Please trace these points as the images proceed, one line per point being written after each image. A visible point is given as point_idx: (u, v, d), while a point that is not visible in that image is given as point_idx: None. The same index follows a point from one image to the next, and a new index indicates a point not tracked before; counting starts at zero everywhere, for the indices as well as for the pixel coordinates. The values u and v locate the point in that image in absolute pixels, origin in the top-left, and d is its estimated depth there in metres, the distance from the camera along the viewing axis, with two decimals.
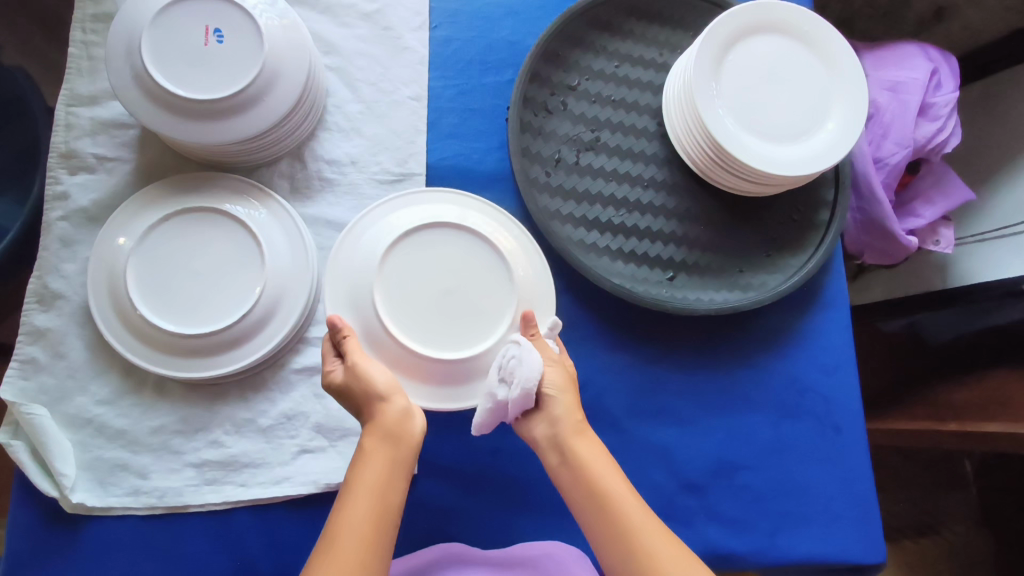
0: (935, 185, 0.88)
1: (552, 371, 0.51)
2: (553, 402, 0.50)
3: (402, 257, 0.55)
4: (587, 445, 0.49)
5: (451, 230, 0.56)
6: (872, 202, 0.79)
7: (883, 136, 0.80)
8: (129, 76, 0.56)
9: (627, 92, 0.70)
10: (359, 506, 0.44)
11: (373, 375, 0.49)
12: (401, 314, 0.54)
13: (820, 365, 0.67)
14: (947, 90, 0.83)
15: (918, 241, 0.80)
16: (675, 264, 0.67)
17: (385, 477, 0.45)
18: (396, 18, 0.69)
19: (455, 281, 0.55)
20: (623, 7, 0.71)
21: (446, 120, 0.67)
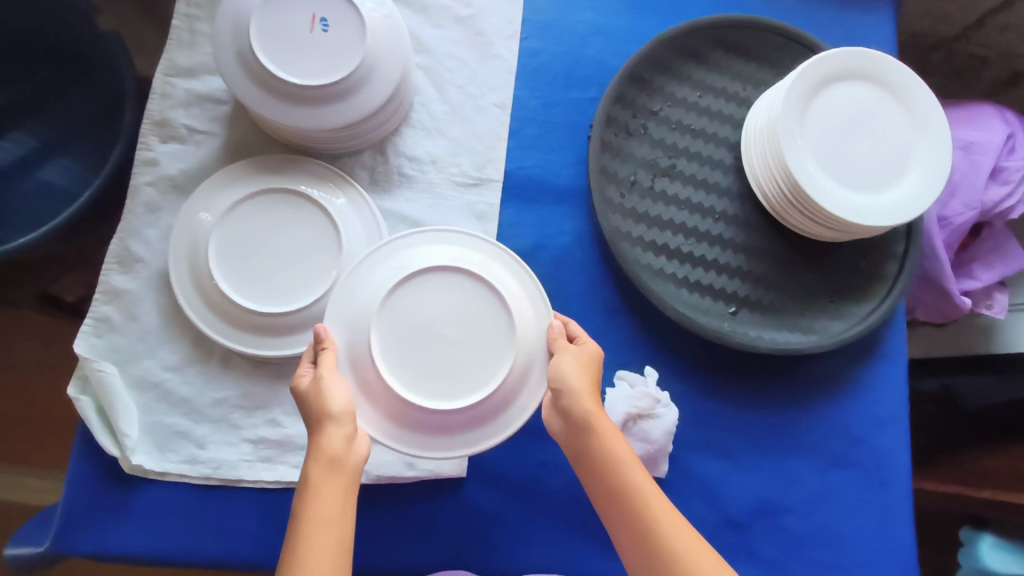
0: (996, 250, 0.87)
1: (563, 361, 0.51)
2: (568, 395, 0.50)
3: (392, 309, 0.53)
4: (616, 443, 0.48)
5: (442, 275, 0.54)
6: (933, 261, 0.78)
7: (950, 195, 0.80)
8: (233, 54, 0.57)
9: (707, 122, 0.71)
10: (323, 528, 0.42)
11: (328, 396, 0.48)
12: (401, 370, 0.52)
13: (873, 417, 0.67)
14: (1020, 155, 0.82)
15: (974, 302, 0.79)
16: (738, 298, 0.67)
17: (339, 506, 0.44)
18: (490, 24, 0.70)
19: (450, 327, 0.54)
20: (714, 39, 0.72)
21: (527, 130, 0.68)
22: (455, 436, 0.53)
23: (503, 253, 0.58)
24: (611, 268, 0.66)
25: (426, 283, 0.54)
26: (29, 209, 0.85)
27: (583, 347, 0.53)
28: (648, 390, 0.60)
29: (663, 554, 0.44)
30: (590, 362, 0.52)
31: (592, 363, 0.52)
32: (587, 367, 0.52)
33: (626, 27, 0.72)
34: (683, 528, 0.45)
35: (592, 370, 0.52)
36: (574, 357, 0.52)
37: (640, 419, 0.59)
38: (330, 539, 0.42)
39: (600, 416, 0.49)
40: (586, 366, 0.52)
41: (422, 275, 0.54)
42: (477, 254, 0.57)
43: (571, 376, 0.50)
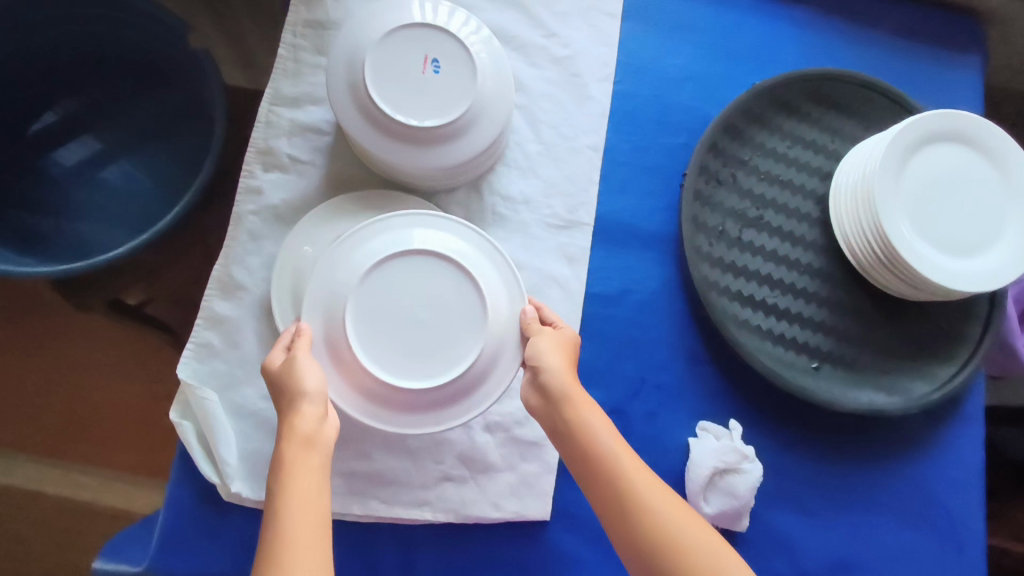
0: None
1: (541, 343, 0.54)
2: (545, 373, 0.53)
3: (367, 295, 0.54)
4: (593, 416, 0.51)
5: (415, 259, 0.55)
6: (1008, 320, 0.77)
7: None
8: (347, 90, 0.58)
9: (795, 173, 0.71)
10: (306, 491, 0.44)
11: (304, 375, 0.50)
12: (380, 354, 0.53)
13: (949, 479, 0.67)
14: None
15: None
16: (820, 353, 0.67)
17: (315, 475, 0.45)
18: (585, 66, 0.70)
19: (427, 312, 0.54)
20: (805, 91, 0.72)
21: (618, 174, 0.69)
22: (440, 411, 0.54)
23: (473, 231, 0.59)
24: (696, 317, 0.66)
25: (398, 267, 0.55)
26: (125, 218, 0.90)
27: (559, 331, 0.56)
28: (735, 444, 0.61)
29: (643, 516, 0.47)
30: (566, 347, 0.55)
31: (566, 345, 0.55)
32: (564, 349, 0.55)
33: (718, 74, 0.73)
34: (659, 490, 0.48)
35: (568, 352, 0.55)
36: (550, 340, 0.55)
37: (727, 473, 0.60)
38: (309, 505, 0.44)
39: (576, 391, 0.52)
40: (563, 348, 0.55)
41: (396, 261, 0.54)
42: (451, 234, 0.58)
43: (549, 355, 0.54)
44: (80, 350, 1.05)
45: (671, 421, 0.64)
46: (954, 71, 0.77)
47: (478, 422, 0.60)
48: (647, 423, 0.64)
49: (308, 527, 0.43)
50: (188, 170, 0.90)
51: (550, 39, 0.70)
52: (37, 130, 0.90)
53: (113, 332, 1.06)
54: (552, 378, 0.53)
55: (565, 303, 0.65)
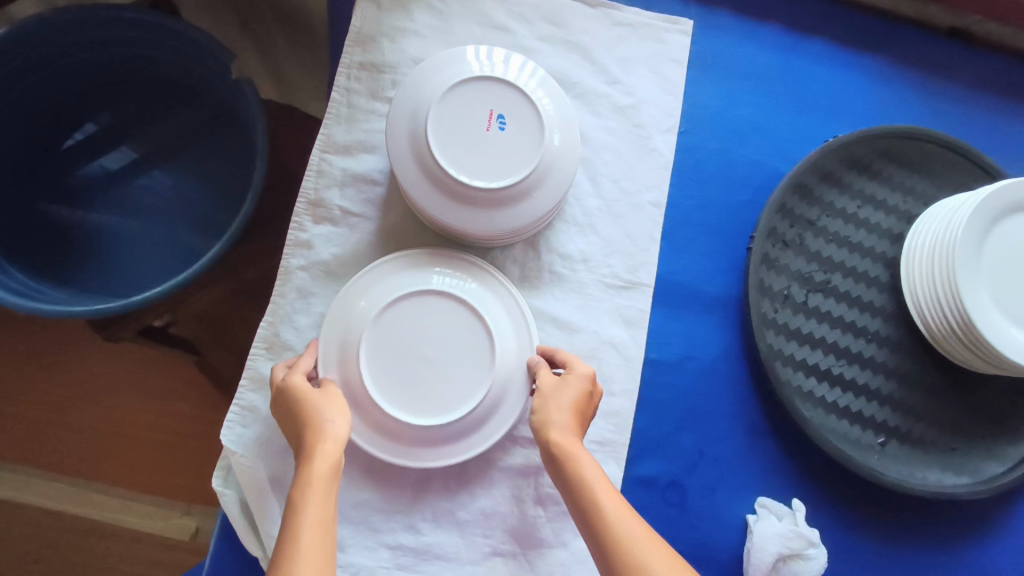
0: None
1: (543, 395, 0.53)
2: (551, 426, 0.51)
3: (377, 335, 0.54)
4: (588, 466, 0.48)
5: (420, 299, 0.56)
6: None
7: None
8: (407, 146, 0.56)
9: (865, 235, 0.67)
10: (315, 509, 0.41)
11: (328, 406, 0.49)
12: (396, 394, 0.53)
13: (1018, 565, 0.63)
14: None
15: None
16: (888, 428, 0.64)
17: (324, 496, 0.42)
18: (648, 116, 0.67)
19: (434, 348, 0.55)
20: (879, 148, 0.69)
21: (680, 231, 0.66)
22: (459, 442, 0.55)
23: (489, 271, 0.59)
24: (760, 388, 0.63)
25: (403, 308, 0.55)
26: (164, 234, 0.86)
27: (567, 377, 0.54)
28: (801, 529, 0.57)
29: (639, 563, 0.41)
30: (579, 393, 0.53)
31: (576, 391, 0.53)
32: (571, 398, 0.53)
33: (787, 126, 0.69)
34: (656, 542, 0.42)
35: (579, 400, 0.53)
36: (555, 392, 0.53)
37: (788, 558, 0.56)
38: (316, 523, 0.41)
39: (576, 447, 0.50)
40: (572, 396, 0.53)
41: (401, 303, 0.55)
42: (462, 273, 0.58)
43: (555, 409, 0.52)
44: (104, 371, 1.04)
45: (730, 497, 0.60)
46: None
47: (530, 495, 0.57)
48: (706, 499, 0.60)
49: (315, 543, 0.39)
50: (233, 188, 0.88)
51: (612, 86, 0.68)
52: (75, 143, 0.88)
53: (137, 353, 1.04)
54: (561, 422, 0.51)
55: (623, 369, 0.61)
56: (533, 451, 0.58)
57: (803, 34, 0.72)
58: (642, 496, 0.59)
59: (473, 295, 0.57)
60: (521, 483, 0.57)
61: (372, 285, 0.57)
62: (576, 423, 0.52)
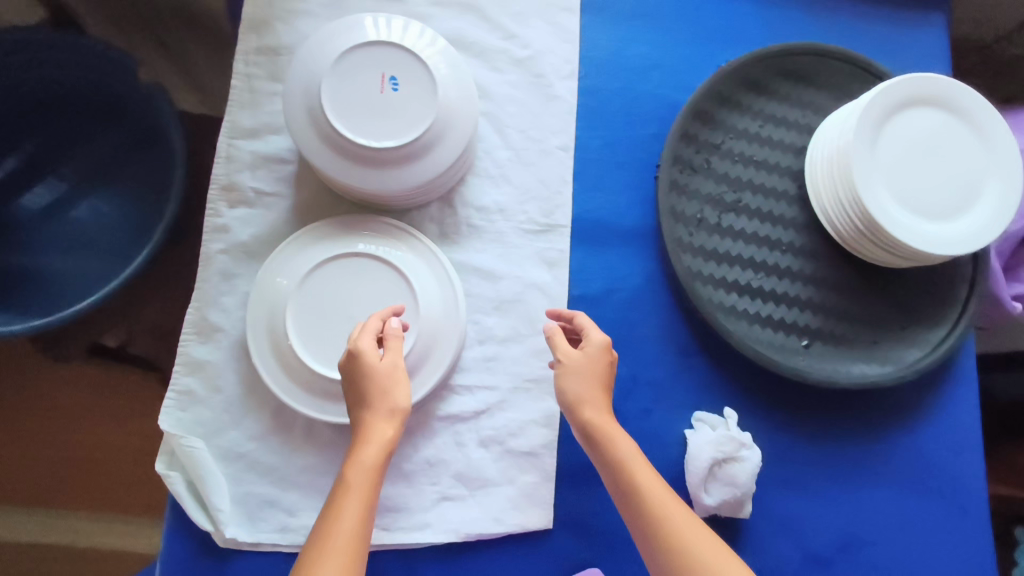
0: None
1: (565, 374, 0.55)
2: (585, 406, 0.54)
3: (300, 305, 0.56)
4: (623, 446, 0.52)
5: (340, 264, 0.58)
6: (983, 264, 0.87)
7: None
8: (306, 118, 0.57)
9: (770, 152, 0.70)
10: (350, 511, 0.46)
11: (393, 388, 0.51)
12: (330, 355, 0.55)
13: (948, 443, 0.66)
14: None
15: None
16: (810, 331, 0.66)
17: (367, 501, 0.47)
18: (547, 65, 0.69)
19: (360, 306, 0.57)
20: (773, 68, 0.71)
21: (590, 171, 0.68)
22: None
23: (406, 232, 0.61)
24: (682, 310, 0.65)
25: (324, 276, 0.57)
26: (96, 252, 0.87)
27: (585, 349, 0.55)
28: (731, 433, 0.59)
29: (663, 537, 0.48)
30: (601, 366, 0.55)
31: (599, 364, 0.55)
32: (594, 371, 0.55)
33: (682, 59, 0.72)
34: (694, 527, 0.48)
35: (602, 373, 0.55)
36: (579, 364, 0.55)
37: (725, 463, 0.58)
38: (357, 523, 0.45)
39: (610, 426, 0.53)
40: (597, 370, 0.55)
41: (319, 271, 0.57)
42: (382, 236, 0.60)
43: (582, 386, 0.54)
44: (55, 398, 1.03)
45: (666, 416, 0.63)
46: (924, 31, 0.76)
47: (470, 438, 0.59)
48: (643, 420, 0.62)
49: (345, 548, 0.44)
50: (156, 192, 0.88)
51: (509, 41, 0.69)
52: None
53: (86, 376, 1.04)
54: (591, 399, 0.54)
55: (549, 308, 0.63)
56: (469, 397, 0.60)
57: None
58: None
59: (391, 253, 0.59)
60: (461, 429, 0.60)
61: (290, 259, 0.58)
62: (607, 395, 0.55)
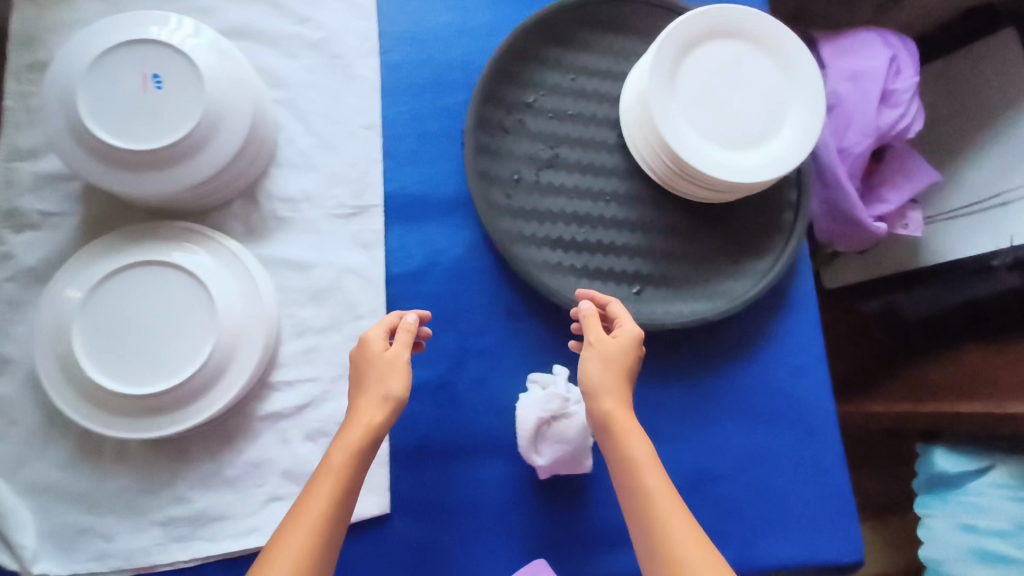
0: (901, 168, 0.95)
1: (589, 361, 0.53)
2: (603, 395, 0.51)
3: (88, 324, 0.54)
4: (636, 443, 0.49)
5: (127, 275, 0.55)
6: (840, 193, 0.89)
7: (846, 127, 0.86)
8: (67, 130, 0.54)
9: (585, 104, 0.69)
10: (322, 492, 0.45)
11: (387, 377, 0.50)
12: (127, 370, 0.53)
13: (791, 367, 0.67)
14: (907, 75, 0.86)
15: (886, 226, 0.91)
16: (641, 277, 0.66)
17: (342, 486, 0.46)
18: (344, 45, 0.67)
19: (154, 314, 0.55)
20: (578, 20, 0.70)
21: (401, 146, 0.66)
22: (203, 395, 0.55)
23: (201, 232, 0.59)
24: (506, 274, 0.64)
25: (111, 290, 0.55)
26: None
27: (617, 337, 0.54)
28: (557, 390, 0.58)
29: (655, 535, 0.45)
30: (625, 354, 0.54)
31: (628, 354, 0.53)
32: (621, 362, 0.53)
33: (487, 22, 0.70)
34: (676, 511, 0.46)
35: (629, 365, 0.53)
36: (608, 349, 0.53)
37: (554, 420, 0.57)
38: (329, 512, 0.44)
39: (624, 417, 0.51)
40: (621, 358, 0.53)
41: (106, 286, 0.55)
42: (175, 239, 0.58)
43: (602, 371, 0.52)
44: None
45: (502, 381, 0.62)
46: None
47: (295, 434, 0.58)
48: (477, 391, 0.62)
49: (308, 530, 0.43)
50: None
51: (302, 26, 0.67)
52: None
53: None
54: (617, 387, 0.52)
55: (367, 291, 0.62)
56: (291, 392, 0.59)
57: None
58: (412, 406, 0.60)
59: (183, 254, 0.57)
60: (286, 426, 0.58)
61: (76, 276, 0.56)
62: (627, 388, 0.53)
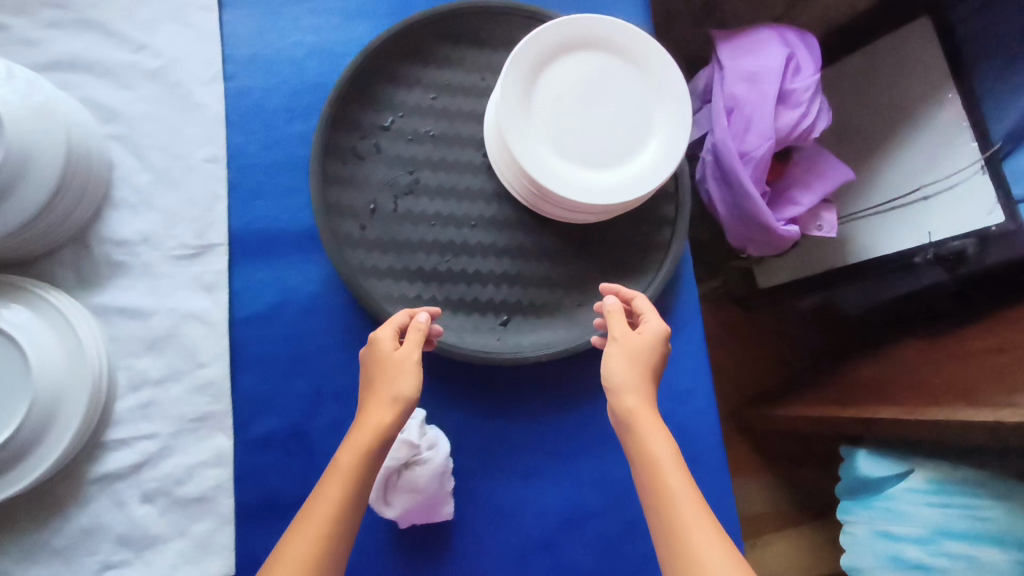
0: (810, 169, 0.91)
1: (611, 353, 0.51)
2: (621, 391, 0.50)
3: None
4: (657, 442, 0.47)
5: None
6: (744, 198, 0.85)
7: (746, 130, 0.82)
8: None
9: (448, 124, 0.65)
10: (324, 499, 0.43)
11: (397, 380, 0.48)
12: None
13: (673, 393, 0.64)
14: (807, 73, 0.83)
15: (797, 229, 0.86)
16: (508, 306, 0.63)
17: (348, 493, 0.44)
18: (184, 73, 0.63)
19: None
20: (439, 33, 0.66)
21: (249, 179, 0.62)
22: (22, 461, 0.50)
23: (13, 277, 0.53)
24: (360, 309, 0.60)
25: None
26: None
27: (643, 333, 0.53)
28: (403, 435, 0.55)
29: (671, 533, 0.44)
30: (650, 348, 0.52)
31: (654, 351, 0.52)
32: (645, 358, 0.51)
33: (342, 40, 0.66)
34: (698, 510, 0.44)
35: (653, 359, 0.52)
36: (634, 345, 0.52)
37: (406, 469, 0.55)
38: (337, 516, 0.43)
39: (647, 414, 0.49)
40: (644, 352, 0.52)
41: None
42: None
43: (623, 364, 0.51)
44: None
45: None
46: None
47: (130, 495, 0.54)
48: (331, 437, 0.58)
49: (308, 540, 0.42)
50: None
51: (138, 54, 0.63)
52: None
53: None
54: (637, 380, 0.50)
55: (210, 337, 0.58)
56: (126, 451, 0.55)
57: None
58: (262, 458, 0.57)
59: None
60: (121, 487, 0.55)
61: None
62: (652, 387, 0.51)
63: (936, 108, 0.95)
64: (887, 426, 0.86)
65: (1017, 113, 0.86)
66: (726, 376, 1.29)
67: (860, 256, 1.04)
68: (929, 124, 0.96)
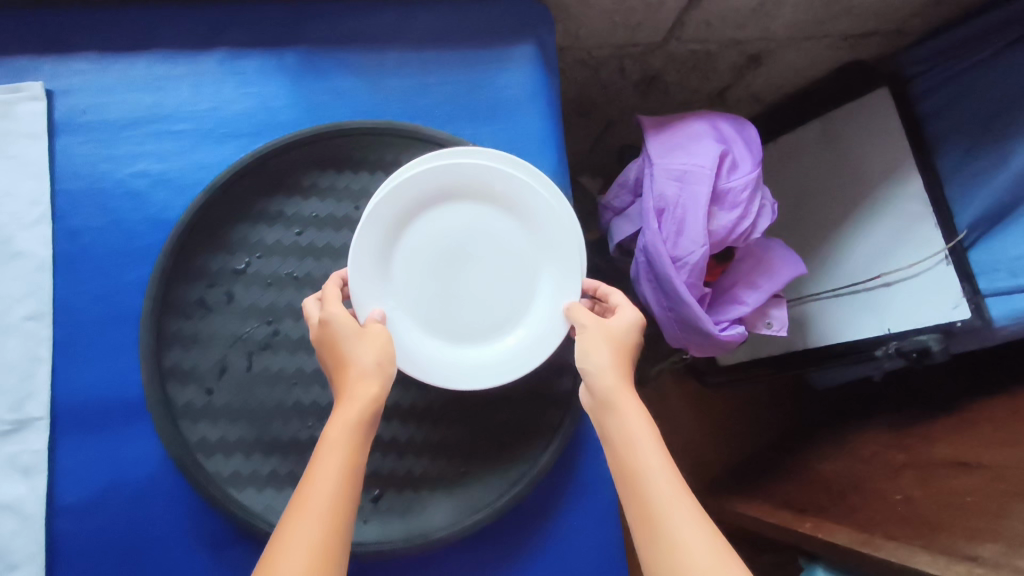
0: (757, 266, 0.83)
1: (586, 337, 0.48)
2: (594, 372, 0.47)
3: None
4: (635, 419, 0.44)
5: None
6: (681, 303, 0.74)
7: (678, 233, 0.73)
8: None
9: (313, 263, 0.57)
10: (322, 474, 0.41)
11: (375, 349, 0.46)
12: None
13: (574, 567, 0.58)
14: (744, 170, 0.74)
15: (740, 333, 0.76)
16: (381, 478, 0.54)
17: (350, 464, 0.42)
18: (5, 214, 0.55)
19: None
20: (305, 159, 0.58)
21: (79, 338, 0.54)
22: None
23: None
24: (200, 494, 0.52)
25: None
26: None
27: (619, 320, 0.50)
28: None
29: (653, 515, 0.40)
30: (623, 336, 0.49)
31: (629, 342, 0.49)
32: (619, 347, 0.48)
33: (193, 168, 0.58)
34: (677, 488, 0.41)
35: (627, 348, 0.49)
36: (610, 333, 0.49)
37: None
38: (338, 502, 0.40)
39: (625, 394, 0.46)
40: (619, 340, 0.49)
41: None
42: None
43: (595, 348, 0.48)
44: None
45: None
46: (506, 73, 0.63)
47: None
48: None
49: (327, 517, 0.39)
50: None
51: None
52: None
53: None
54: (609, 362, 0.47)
55: (23, 532, 0.51)
56: None
57: (194, 51, 0.59)
58: None
59: None
60: None
61: None
62: (629, 371, 0.48)
63: (896, 187, 0.82)
64: (841, 555, 0.78)
65: (979, 200, 0.75)
66: (681, 453, 1.18)
67: (817, 342, 0.90)
68: (888, 206, 0.83)
